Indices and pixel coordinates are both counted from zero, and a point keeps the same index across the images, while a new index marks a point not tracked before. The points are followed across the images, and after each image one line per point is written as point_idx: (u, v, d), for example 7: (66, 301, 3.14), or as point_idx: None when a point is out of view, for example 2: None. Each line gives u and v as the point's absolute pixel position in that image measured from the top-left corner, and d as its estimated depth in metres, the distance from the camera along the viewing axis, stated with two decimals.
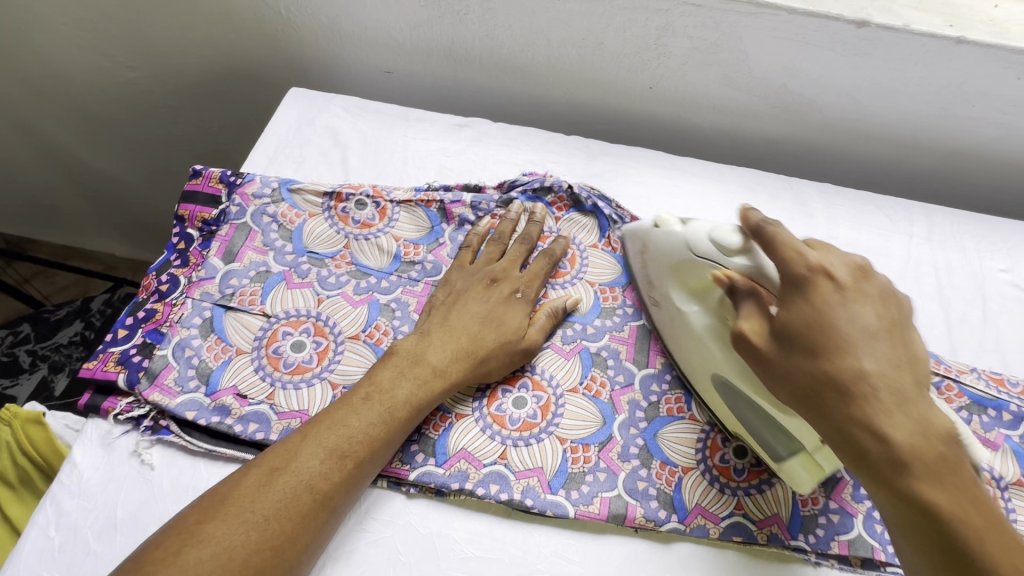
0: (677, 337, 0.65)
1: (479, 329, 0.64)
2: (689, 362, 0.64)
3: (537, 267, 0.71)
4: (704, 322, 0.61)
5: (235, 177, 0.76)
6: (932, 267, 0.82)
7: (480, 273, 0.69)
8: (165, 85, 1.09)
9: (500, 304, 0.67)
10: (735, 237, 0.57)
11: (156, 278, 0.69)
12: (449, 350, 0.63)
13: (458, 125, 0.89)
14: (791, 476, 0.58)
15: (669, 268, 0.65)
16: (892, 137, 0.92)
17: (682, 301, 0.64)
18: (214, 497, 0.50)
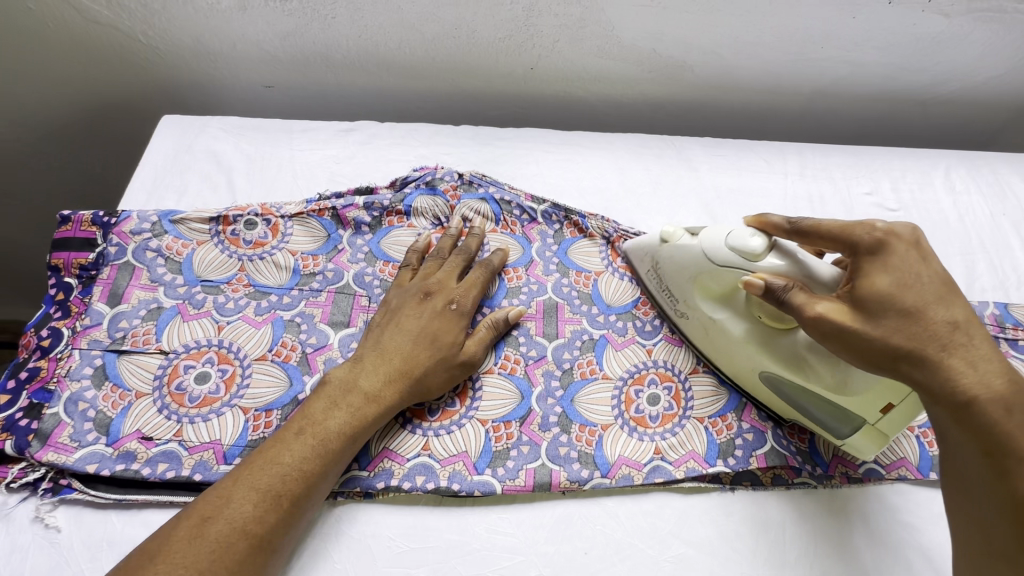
0: (713, 344, 0.68)
1: (414, 345, 0.64)
2: (733, 365, 0.67)
3: (476, 278, 0.70)
4: (740, 318, 0.65)
5: (109, 216, 0.72)
6: (807, 200, 0.89)
7: (414, 288, 0.68)
8: (29, 131, 1.02)
9: (438, 318, 0.66)
10: (754, 243, 0.60)
11: (36, 334, 0.65)
12: (382, 374, 0.62)
13: (346, 130, 0.88)
14: (856, 448, 0.63)
15: (687, 279, 0.67)
16: (759, 86, 0.99)
17: (710, 308, 0.67)
18: (141, 555, 0.49)
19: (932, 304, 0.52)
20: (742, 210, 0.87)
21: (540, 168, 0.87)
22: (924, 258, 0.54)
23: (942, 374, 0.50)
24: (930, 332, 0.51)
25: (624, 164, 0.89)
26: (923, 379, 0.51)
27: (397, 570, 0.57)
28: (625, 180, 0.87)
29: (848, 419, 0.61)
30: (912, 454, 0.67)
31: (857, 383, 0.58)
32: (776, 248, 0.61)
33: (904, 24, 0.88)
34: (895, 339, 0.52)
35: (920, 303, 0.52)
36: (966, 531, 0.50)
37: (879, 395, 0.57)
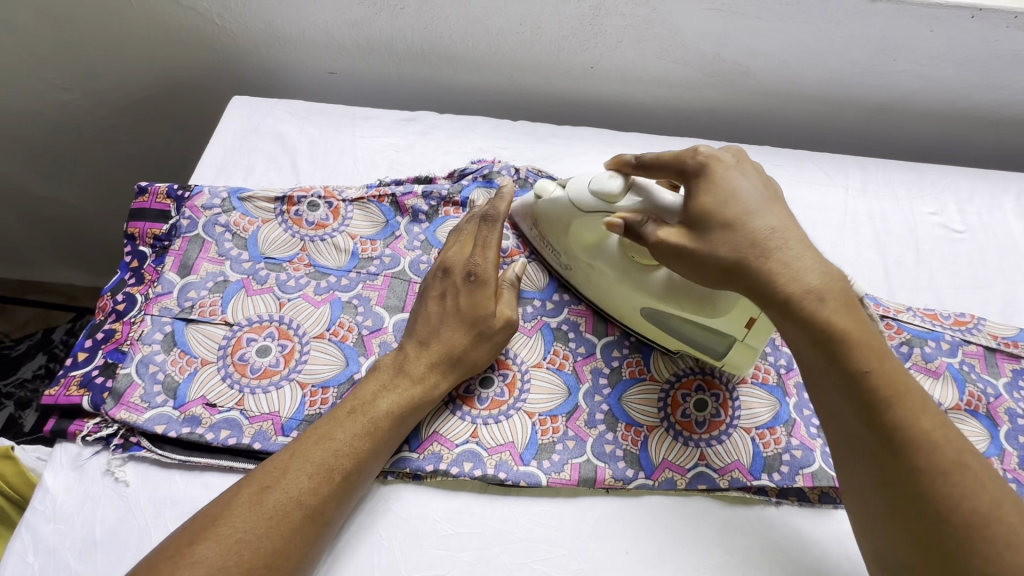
0: (597, 287, 0.70)
1: (443, 321, 0.65)
2: (617, 306, 0.69)
3: (491, 241, 0.68)
4: (612, 260, 0.66)
5: (182, 190, 0.75)
6: (868, 216, 0.87)
7: (434, 266, 0.70)
8: (104, 105, 1.07)
9: (458, 293, 0.66)
10: (613, 183, 0.62)
11: (112, 298, 0.68)
12: (425, 357, 0.63)
13: (406, 120, 0.90)
14: (735, 365, 0.66)
15: (564, 230, 0.69)
16: (824, 97, 0.97)
17: (586, 255, 0.68)
18: (206, 518, 0.51)
19: (753, 214, 0.55)
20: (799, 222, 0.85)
21: (596, 168, 0.87)
22: (744, 173, 0.59)
23: (763, 277, 0.53)
24: (748, 238, 0.54)
25: None
26: (754, 285, 0.54)
27: (442, 552, 0.58)
28: None
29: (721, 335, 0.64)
30: None
31: (722, 305, 0.60)
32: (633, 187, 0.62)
33: (986, 40, 0.85)
34: (723, 252, 0.54)
35: (743, 211, 0.55)
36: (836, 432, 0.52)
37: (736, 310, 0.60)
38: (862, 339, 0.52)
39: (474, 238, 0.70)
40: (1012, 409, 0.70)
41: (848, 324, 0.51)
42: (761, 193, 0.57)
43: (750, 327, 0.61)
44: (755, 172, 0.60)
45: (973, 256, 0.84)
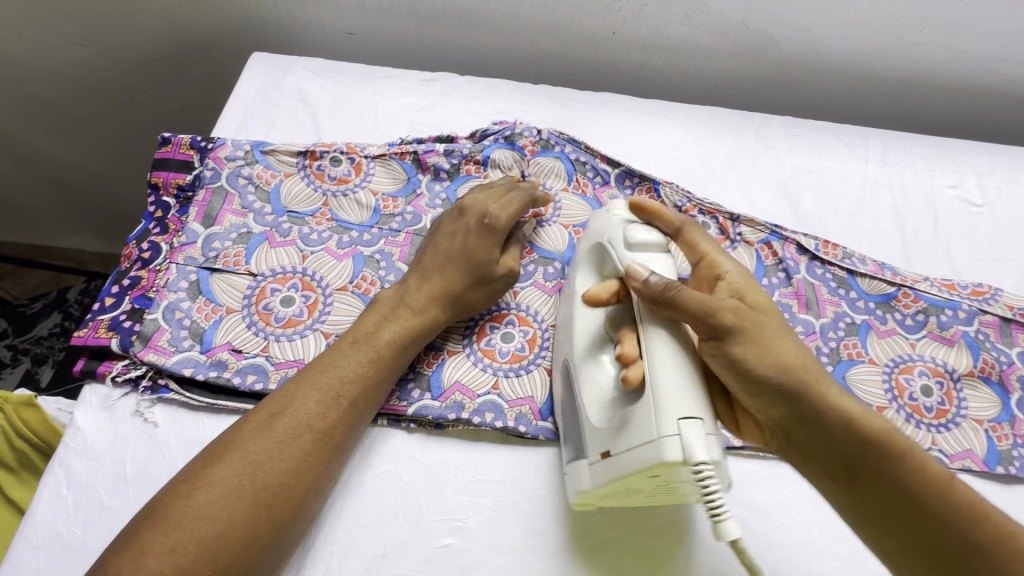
0: (561, 323, 0.64)
1: (448, 258, 0.66)
2: (558, 348, 0.64)
3: (516, 196, 0.70)
4: (596, 304, 0.61)
5: (206, 142, 0.75)
6: (887, 188, 0.86)
7: (453, 205, 0.71)
8: (120, 63, 1.06)
9: (468, 233, 0.67)
10: (642, 237, 0.56)
11: (137, 246, 0.69)
12: (426, 289, 0.64)
13: (426, 80, 0.89)
14: (569, 483, 0.58)
15: (585, 258, 0.63)
16: (847, 68, 0.96)
17: (588, 281, 0.62)
18: (218, 444, 0.52)
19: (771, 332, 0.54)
20: (819, 192, 0.85)
21: (617, 133, 0.87)
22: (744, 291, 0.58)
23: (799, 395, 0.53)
24: (774, 358, 0.53)
25: (701, 136, 0.88)
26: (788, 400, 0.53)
27: (464, 498, 0.59)
28: (701, 152, 0.86)
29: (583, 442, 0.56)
30: (978, 447, 0.67)
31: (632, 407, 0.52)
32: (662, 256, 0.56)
33: (1015, 11, 0.85)
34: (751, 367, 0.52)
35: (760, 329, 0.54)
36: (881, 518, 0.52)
37: (611, 435, 0.52)
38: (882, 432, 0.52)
39: (500, 191, 0.71)
40: None
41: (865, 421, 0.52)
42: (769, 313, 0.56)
43: (605, 454, 0.52)
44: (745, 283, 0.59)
45: (990, 230, 0.84)
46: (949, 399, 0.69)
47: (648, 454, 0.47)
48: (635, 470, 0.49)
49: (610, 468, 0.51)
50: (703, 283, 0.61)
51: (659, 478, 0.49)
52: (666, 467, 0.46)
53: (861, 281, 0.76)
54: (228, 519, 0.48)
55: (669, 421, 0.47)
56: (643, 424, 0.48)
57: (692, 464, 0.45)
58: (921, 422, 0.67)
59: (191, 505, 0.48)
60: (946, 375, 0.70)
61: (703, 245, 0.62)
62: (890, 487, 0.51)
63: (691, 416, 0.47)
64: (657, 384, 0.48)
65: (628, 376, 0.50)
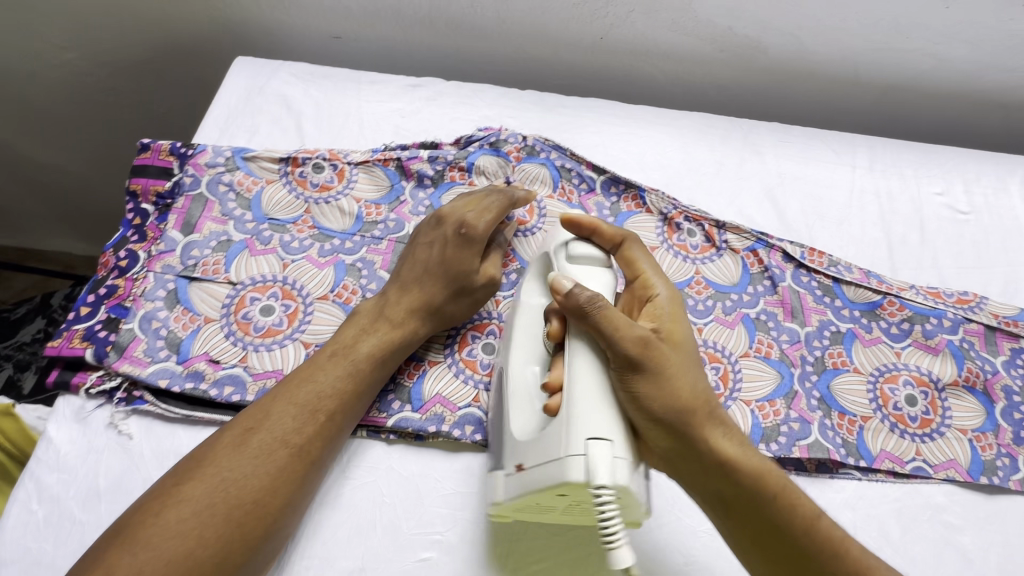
0: (507, 331, 0.64)
1: (427, 270, 0.65)
2: (501, 358, 0.63)
3: (495, 205, 0.69)
4: (538, 320, 0.61)
5: (186, 148, 0.74)
6: (874, 195, 0.86)
7: (431, 213, 0.69)
8: (104, 66, 1.05)
9: (446, 244, 0.66)
10: (586, 253, 0.58)
11: (115, 254, 0.68)
12: (406, 303, 0.64)
13: (412, 86, 0.88)
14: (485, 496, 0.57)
15: (535, 270, 0.63)
16: (835, 75, 0.96)
17: (536, 293, 0.62)
18: (191, 460, 0.52)
19: (683, 368, 0.54)
20: (806, 199, 0.85)
21: (603, 140, 0.86)
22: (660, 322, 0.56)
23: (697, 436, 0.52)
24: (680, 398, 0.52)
25: (688, 143, 0.88)
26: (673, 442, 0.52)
27: (444, 511, 0.58)
28: (688, 159, 0.86)
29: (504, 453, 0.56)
30: (962, 457, 0.66)
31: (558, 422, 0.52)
32: (597, 272, 0.58)
33: (1001, 19, 0.85)
34: (661, 408, 0.51)
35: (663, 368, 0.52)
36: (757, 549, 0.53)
37: (525, 448, 0.52)
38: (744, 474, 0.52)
39: (480, 199, 0.69)
40: (1008, 386, 0.71)
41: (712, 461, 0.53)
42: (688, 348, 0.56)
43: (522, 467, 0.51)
44: (670, 315, 0.57)
45: (976, 237, 0.84)
46: (934, 409, 0.69)
47: (553, 473, 0.48)
48: (544, 484, 0.49)
49: (523, 482, 0.51)
50: (635, 303, 0.59)
51: (566, 497, 0.50)
52: (570, 485, 0.48)
53: (846, 289, 0.76)
54: (198, 538, 0.47)
55: (577, 440, 0.48)
56: (553, 441, 0.49)
57: (594, 486, 0.47)
58: (905, 432, 0.67)
59: (161, 523, 0.47)
60: (931, 385, 0.70)
61: (641, 265, 0.60)
62: (763, 517, 0.52)
63: (600, 435, 0.48)
64: (577, 403, 0.49)
65: (550, 406, 0.52)
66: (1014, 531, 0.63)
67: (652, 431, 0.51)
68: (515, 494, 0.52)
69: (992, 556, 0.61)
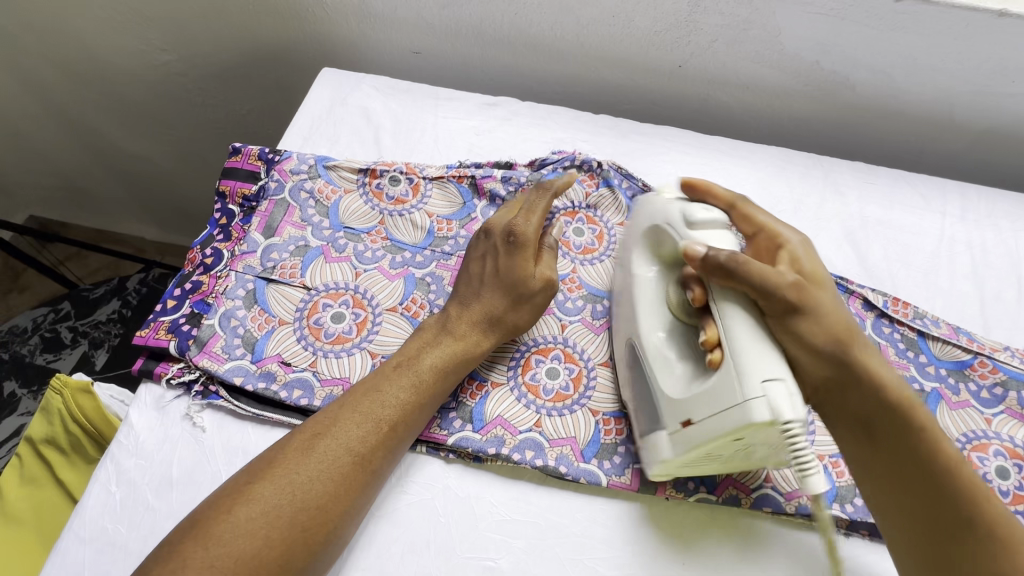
0: (621, 299, 0.66)
1: (483, 284, 0.66)
2: (619, 325, 0.66)
3: (539, 207, 0.68)
4: (654, 286, 0.62)
5: (273, 154, 0.78)
6: (966, 245, 0.81)
7: (479, 227, 0.70)
8: (198, 68, 1.12)
9: (497, 254, 0.66)
10: (699, 214, 0.59)
11: (201, 251, 0.71)
12: (466, 317, 0.64)
13: (488, 104, 0.89)
14: (646, 457, 0.59)
15: (641, 235, 0.65)
16: (926, 115, 0.91)
17: (644, 264, 0.64)
18: (261, 461, 0.53)
19: (829, 308, 0.56)
20: (889, 245, 0.81)
21: (677, 169, 0.85)
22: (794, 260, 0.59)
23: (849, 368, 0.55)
24: (829, 330, 0.55)
25: (765, 177, 0.85)
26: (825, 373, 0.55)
27: (497, 537, 0.58)
28: (764, 194, 0.83)
29: (658, 413, 0.57)
30: None
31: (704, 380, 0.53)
32: (723, 232, 0.58)
33: None
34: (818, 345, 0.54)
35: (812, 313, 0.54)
36: (904, 513, 0.53)
37: (691, 403, 0.53)
38: (899, 419, 0.54)
39: (522, 203, 0.69)
40: None
41: (863, 397, 0.55)
42: (830, 296, 0.57)
43: (688, 422, 0.53)
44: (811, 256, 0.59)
45: None
46: None
47: (733, 418, 0.49)
48: (719, 434, 0.50)
49: (692, 436, 0.52)
50: (762, 253, 0.62)
51: (742, 442, 0.50)
52: (753, 427, 0.48)
53: (933, 345, 0.71)
54: (265, 538, 0.48)
55: (754, 383, 0.48)
56: (727, 389, 0.49)
57: (781, 423, 0.47)
58: None
59: (231, 521, 0.49)
60: None
61: (760, 218, 0.62)
62: (922, 473, 0.53)
63: (775, 376, 0.48)
64: (740, 350, 0.50)
65: (714, 360, 0.51)
66: None
67: (812, 364, 0.55)
68: (682, 449, 0.54)
69: None
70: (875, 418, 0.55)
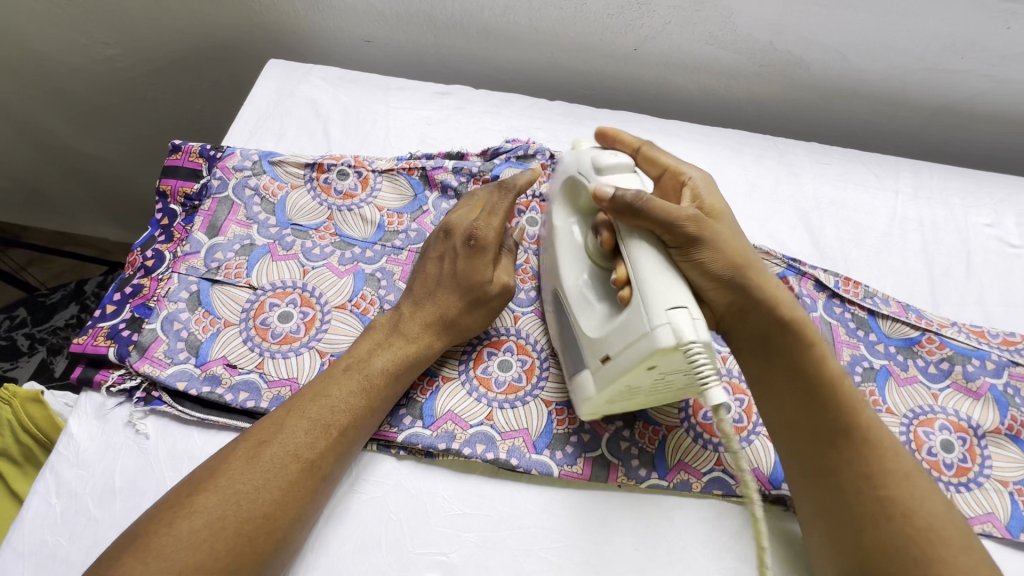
0: (548, 252, 0.66)
1: (440, 285, 0.65)
2: (548, 278, 0.66)
3: (501, 208, 0.67)
4: (575, 237, 0.62)
5: (215, 150, 0.75)
6: (917, 223, 0.82)
7: (438, 227, 0.69)
8: (145, 63, 1.08)
9: (457, 256, 0.65)
10: (608, 159, 0.58)
11: (142, 254, 0.69)
12: (420, 319, 0.63)
13: (441, 93, 0.88)
14: (575, 397, 0.59)
15: (565, 187, 0.64)
16: (880, 94, 0.91)
17: (564, 216, 0.64)
18: (204, 471, 0.52)
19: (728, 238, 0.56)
20: (842, 225, 0.81)
21: None
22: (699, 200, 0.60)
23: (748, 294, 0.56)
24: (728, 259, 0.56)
25: (720, 160, 0.85)
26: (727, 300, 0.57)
27: (449, 531, 0.58)
28: (719, 178, 0.83)
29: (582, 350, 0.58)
30: (1001, 511, 0.62)
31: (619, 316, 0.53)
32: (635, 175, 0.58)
33: None
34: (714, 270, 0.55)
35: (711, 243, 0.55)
36: (802, 446, 0.55)
37: (607, 339, 0.53)
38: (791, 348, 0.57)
39: (485, 203, 0.68)
40: None
41: (762, 326, 0.57)
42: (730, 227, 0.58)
43: (608, 359, 0.53)
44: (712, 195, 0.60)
45: None
46: (972, 457, 0.64)
47: (642, 348, 0.48)
48: (631, 364, 0.49)
49: (609, 372, 0.52)
50: (670, 192, 0.64)
51: (655, 372, 0.50)
52: (658, 354, 0.47)
53: (882, 323, 0.72)
54: (209, 550, 0.47)
55: (658, 311, 0.47)
56: (635, 320, 0.49)
57: (683, 346, 0.46)
58: (939, 479, 0.63)
59: (172, 535, 0.47)
60: (970, 430, 0.66)
61: (663, 159, 0.64)
62: (819, 411, 0.55)
63: (677, 304, 0.47)
64: (646, 284, 0.49)
65: (624, 297, 0.51)
66: None
67: (712, 290, 0.56)
68: (603, 386, 0.54)
69: None
70: (772, 347, 0.57)
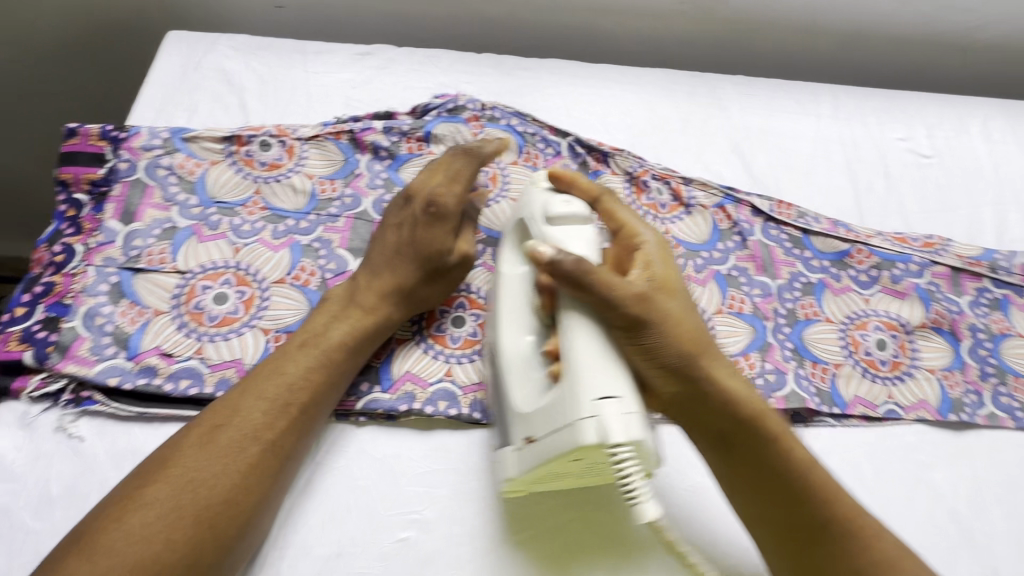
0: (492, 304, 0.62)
1: (398, 253, 0.62)
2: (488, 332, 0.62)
3: (464, 173, 0.65)
4: (520, 288, 0.58)
5: (118, 131, 0.69)
6: (840, 143, 0.85)
7: (398, 192, 0.66)
8: (28, 49, 0.97)
9: (416, 224, 0.62)
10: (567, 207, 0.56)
11: (49, 250, 0.63)
12: (378, 288, 0.61)
13: (362, 54, 0.83)
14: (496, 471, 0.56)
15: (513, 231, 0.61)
16: (796, 23, 0.94)
17: (514, 263, 0.60)
18: (155, 462, 0.49)
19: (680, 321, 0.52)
20: (772, 151, 0.84)
21: (566, 102, 0.83)
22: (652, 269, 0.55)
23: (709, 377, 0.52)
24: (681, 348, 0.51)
25: (652, 99, 0.85)
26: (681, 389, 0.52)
27: (420, 489, 0.57)
28: (653, 117, 0.84)
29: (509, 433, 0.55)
30: (931, 396, 0.67)
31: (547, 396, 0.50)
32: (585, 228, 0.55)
33: None
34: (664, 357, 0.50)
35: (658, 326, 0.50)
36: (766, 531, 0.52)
37: (534, 419, 0.50)
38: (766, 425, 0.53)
39: (445, 168, 0.65)
40: (973, 324, 0.72)
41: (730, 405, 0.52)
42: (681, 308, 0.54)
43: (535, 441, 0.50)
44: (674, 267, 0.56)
45: (940, 180, 0.84)
46: (903, 352, 0.69)
47: (567, 437, 0.47)
48: (556, 454, 0.48)
49: (536, 454, 0.50)
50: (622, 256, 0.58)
51: (582, 460, 0.48)
52: (582, 449, 0.46)
53: (815, 240, 0.75)
54: (167, 540, 0.45)
55: (586, 402, 0.46)
56: (563, 408, 0.47)
57: (608, 444, 0.45)
58: (876, 376, 0.68)
59: (124, 529, 0.45)
60: (900, 328, 0.70)
61: (622, 214, 0.58)
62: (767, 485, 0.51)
63: (609, 394, 0.46)
64: (580, 366, 0.47)
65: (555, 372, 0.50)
66: (981, 465, 0.65)
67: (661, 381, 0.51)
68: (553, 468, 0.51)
69: (962, 489, 0.63)
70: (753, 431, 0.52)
